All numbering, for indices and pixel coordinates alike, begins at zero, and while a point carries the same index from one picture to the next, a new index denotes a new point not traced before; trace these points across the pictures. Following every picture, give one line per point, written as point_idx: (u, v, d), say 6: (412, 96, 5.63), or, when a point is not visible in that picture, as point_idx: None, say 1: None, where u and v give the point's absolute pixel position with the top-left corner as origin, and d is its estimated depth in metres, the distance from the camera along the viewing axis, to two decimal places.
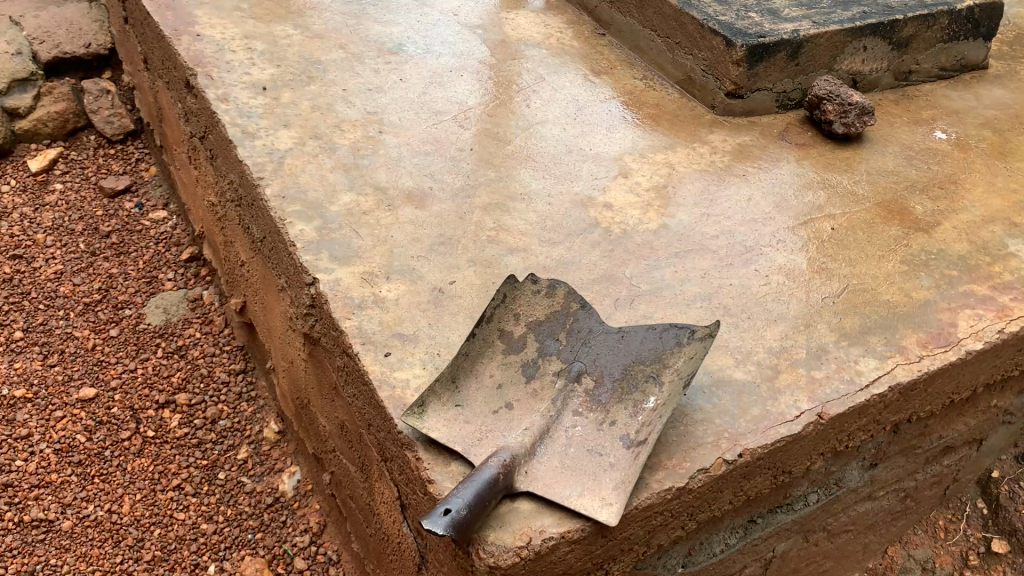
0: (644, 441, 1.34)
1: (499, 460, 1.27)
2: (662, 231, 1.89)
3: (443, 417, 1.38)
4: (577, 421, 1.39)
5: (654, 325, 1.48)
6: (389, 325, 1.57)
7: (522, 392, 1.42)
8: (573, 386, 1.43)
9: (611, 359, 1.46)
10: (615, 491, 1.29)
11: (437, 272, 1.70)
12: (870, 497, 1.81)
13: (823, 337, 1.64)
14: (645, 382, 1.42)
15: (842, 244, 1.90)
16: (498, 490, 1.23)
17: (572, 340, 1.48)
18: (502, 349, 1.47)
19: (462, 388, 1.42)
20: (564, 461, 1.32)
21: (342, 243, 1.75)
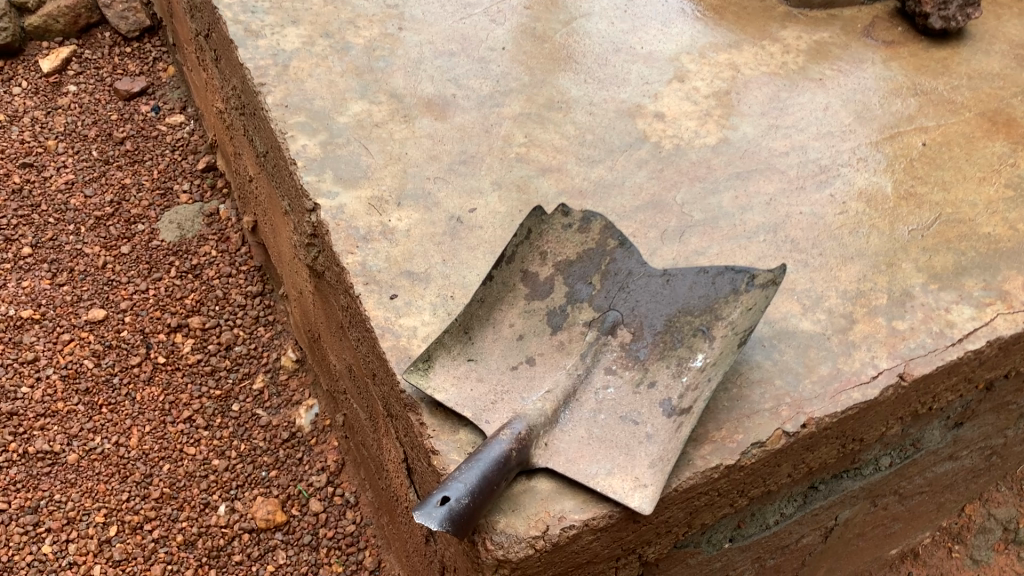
0: (688, 410, 1.14)
1: (512, 432, 1.08)
2: (722, 146, 1.63)
3: (452, 375, 1.18)
4: (610, 381, 1.18)
5: (705, 269, 1.26)
6: (397, 262, 1.37)
7: (546, 346, 1.22)
8: (607, 341, 1.22)
9: (651, 308, 1.25)
10: (650, 471, 1.09)
11: (456, 197, 1.49)
12: (951, 458, 1.58)
13: (908, 278, 1.39)
14: (693, 336, 1.21)
15: (933, 162, 1.61)
16: (509, 471, 1.05)
17: (607, 284, 1.27)
18: (525, 294, 1.25)
19: (476, 340, 1.21)
20: (591, 432, 1.13)
21: (349, 162, 1.53)
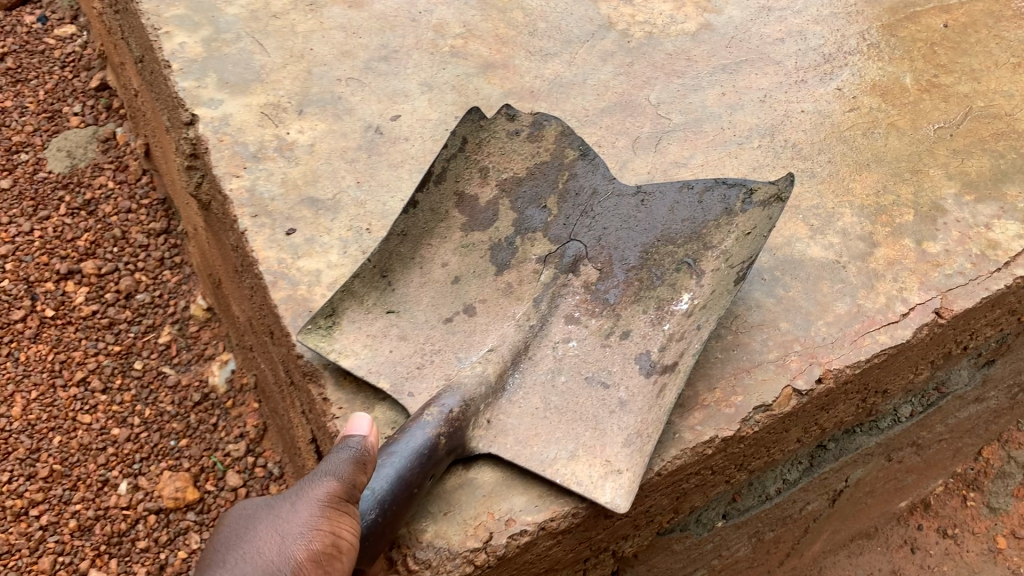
0: (673, 368, 0.87)
1: (442, 410, 0.81)
2: (703, 34, 1.33)
3: (365, 333, 0.89)
4: (573, 333, 0.91)
5: (693, 186, 0.98)
6: (297, 187, 1.07)
7: (490, 290, 0.94)
8: (568, 284, 0.95)
9: (623, 238, 0.98)
10: (624, 452, 0.83)
11: (374, 102, 1.18)
12: (977, 400, 1.34)
13: (938, 188, 1.12)
14: (676, 271, 0.94)
15: (958, 47, 1.33)
16: (437, 463, 0.78)
17: (567, 207, 0.99)
18: (462, 223, 0.96)
19: (398, 285, 0.92)
20: (548, 400, 0.86)
21: (238, 62, 1.22)
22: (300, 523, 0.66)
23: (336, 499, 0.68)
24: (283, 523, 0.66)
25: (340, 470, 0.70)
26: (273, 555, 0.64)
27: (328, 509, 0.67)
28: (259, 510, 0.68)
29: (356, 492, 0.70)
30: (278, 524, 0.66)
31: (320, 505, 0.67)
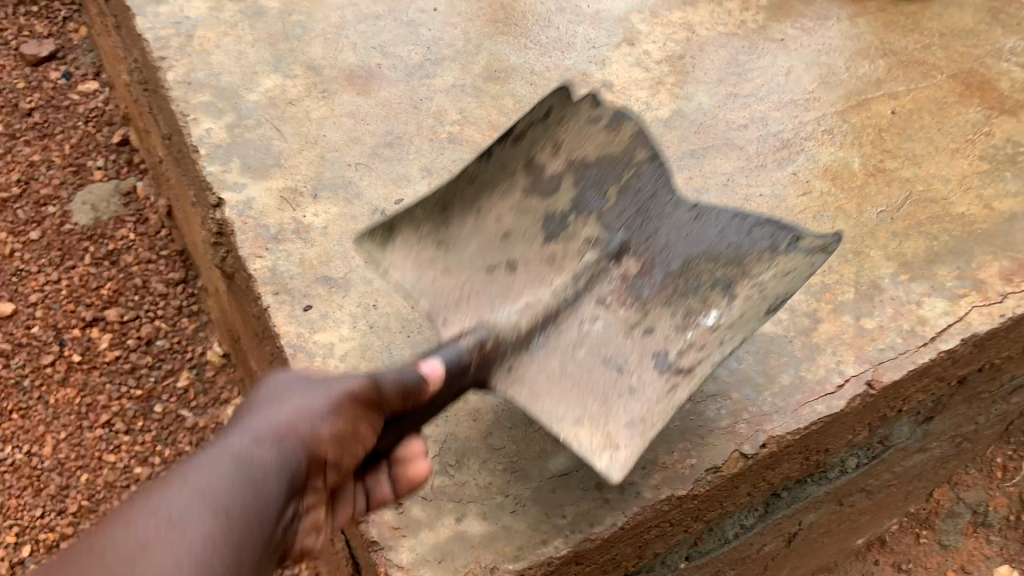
0: (688, 371, 0.99)
1: (475, 339, 0.97)
2: (675, 120, 1.48)
3: (414, 253, 1.08)
4: (602, 311, 1.05)
5: (746, 216, 1.06)
6: (313, 266, 1.22)
7: (534, 258, 1.09)
8: (612, 266, 1.09)
9: (671, 241, 1.10)
10: (628, 431, 0.95)
11: (380, 186, 1.33)
12: (921, 450, 1.49)
13: (877, 269, 1.27)
14: (709, 288, 1.05)
15: (903, 133, 1.49)
16: (463, 383, 0.94)
17: (624, 199, 1.13)
18: (525, 185, 1.12)
19: (451, 222, 1.09)
20: (567, 368, 1.00)
21: (259, 147, 1.37)
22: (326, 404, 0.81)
23: (363, 402, 0.83)
24: (312, 402, 0.82)
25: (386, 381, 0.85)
26: (299, 422, 0.80)
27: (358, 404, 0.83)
28: (300, 385, 0.84)
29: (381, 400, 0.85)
30: (308, 401, 0.82)
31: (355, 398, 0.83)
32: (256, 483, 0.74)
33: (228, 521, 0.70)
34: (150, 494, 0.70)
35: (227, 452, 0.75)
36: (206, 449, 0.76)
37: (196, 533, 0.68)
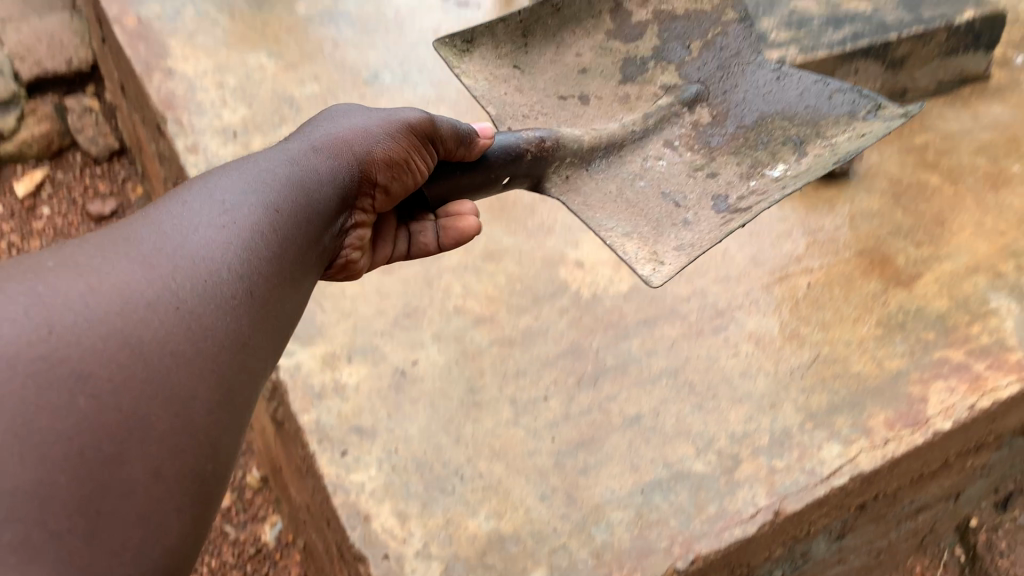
0: (738, 210, 1.56)
1: (538, 138, 1.56)
2: (633, 292, 1.86)
3: (483, 67, 1.77)
4: (670, 147, 1.71)
5: (827, 84, 1.73)
6: (347, 419, 1.59)
7: (605, 95, 1.80)
8: (687, 110, 1.76)
9: (780, 96, 1.75)
10: (676, 253, 1.51)
11: (400, 350, 1.71)
12: (841, 562, 1.81)
13: (787, 418, 1.62)
14: (780, 142, 1.68)
15: (816, 303, 1.86)
16: (522, 163, 1.54)
17: (708, 54, 1.84)
18: (609, 31, 1.90)
19: (528, 53, 1.83)
20: (632, 202, 1.60)
21: (305, 319, 1.75)
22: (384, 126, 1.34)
23: (419, 129, 1.37)
24: (374, 125, 1.34)
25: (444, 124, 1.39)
26: (368, 137, 1.32)
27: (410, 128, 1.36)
28: (361, 112, 1.37)
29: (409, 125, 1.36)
30: (369, 126, 1.34)
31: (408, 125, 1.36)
32: (315, 184, 1.19)
33: (279, 212, 1.09)
34: (210, 185, 1.08)
35: (260, 162, 1.16)
36: (237, 164, 1.16)
37: (255, 207, 1.06)
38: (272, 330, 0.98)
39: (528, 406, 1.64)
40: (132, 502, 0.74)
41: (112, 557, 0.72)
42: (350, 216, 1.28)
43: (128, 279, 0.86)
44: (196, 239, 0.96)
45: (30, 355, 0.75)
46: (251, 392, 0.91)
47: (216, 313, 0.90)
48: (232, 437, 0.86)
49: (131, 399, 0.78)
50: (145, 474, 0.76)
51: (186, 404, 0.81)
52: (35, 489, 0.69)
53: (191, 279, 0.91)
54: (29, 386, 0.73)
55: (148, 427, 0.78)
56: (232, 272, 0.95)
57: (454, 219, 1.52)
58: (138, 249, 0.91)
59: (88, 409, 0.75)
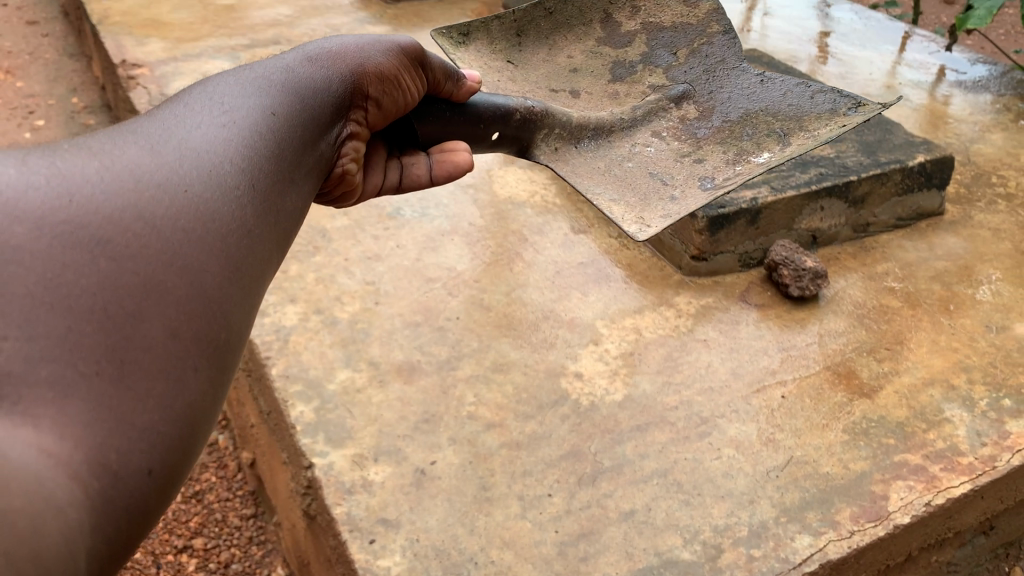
0: (720, 185, 1.88)
1: (528, 105, 1.91)
2: (626, 402, 2.10)
3: (478, 55, 2.23)
4: (658, 137, 2.06)
5: (809, 87, 2.11)
6: (375, 510, 1.80)
7: (595, 91, 2.23)
8: (674, 106, 2.15)
9: (754, 101, 2.14)
10: (655, 216, 1.82)
11: (420, 451, 1.93)
12: None
13: (764, 513, 1.83)
14: (759, 135, 2.04)
15: (789, 412, 2.09)
16: (511, 121, 1.87)
17: (689, 63, 2.27)
18: (599, 39, 2.36)
19: (521, 49, 2.30)
20: (618, 176, 1.94)
21: (336, 423, 1.99)
22: (384, 47, 1.59)
23: (412, 54, 1.62)
24: (375, 45, 1.58)
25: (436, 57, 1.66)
26: (369, 50, 1.56)
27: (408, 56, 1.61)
28: (366, 38, 1.59)
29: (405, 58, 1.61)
30: (372, 46, 1.58)
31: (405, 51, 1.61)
32: (308, 94, 1.38)
33: (274, 115, 1.26)
34: (209, 91, 1.24)
35: (255, 71, 1.33)
36: (234, 70, 1.32)
37: (251, 109, 1.23)
38: (270, 215, 1.13)
39: (534, 501, 1.84)
40: (151, 354, 0.89)
41: (136, 398, 0.86)
42: (344, 125, 1.47)
43: (143, 165, 1.02)
44: (197, 136, 1.12)
45: (58, 220, 0.90)
46: (258, 269, 1.07)
47: (220, 198, 1.06)
48: (241, 306, 1.01)
49: (147, 264, 0.93)
50: (162, 332, 0.91)
51: (192, 269, 0.97)
52: (66, 334, 0.83)
53: (198, 172, 1.07)
54: (57, 245, 0.88)
55: (163, 289, 0.93)
56: (231, 166, 1.11)
57: (447, 154, 1.73)
58: (150, 145, 1.07)
59: (111, 270, 0.90)
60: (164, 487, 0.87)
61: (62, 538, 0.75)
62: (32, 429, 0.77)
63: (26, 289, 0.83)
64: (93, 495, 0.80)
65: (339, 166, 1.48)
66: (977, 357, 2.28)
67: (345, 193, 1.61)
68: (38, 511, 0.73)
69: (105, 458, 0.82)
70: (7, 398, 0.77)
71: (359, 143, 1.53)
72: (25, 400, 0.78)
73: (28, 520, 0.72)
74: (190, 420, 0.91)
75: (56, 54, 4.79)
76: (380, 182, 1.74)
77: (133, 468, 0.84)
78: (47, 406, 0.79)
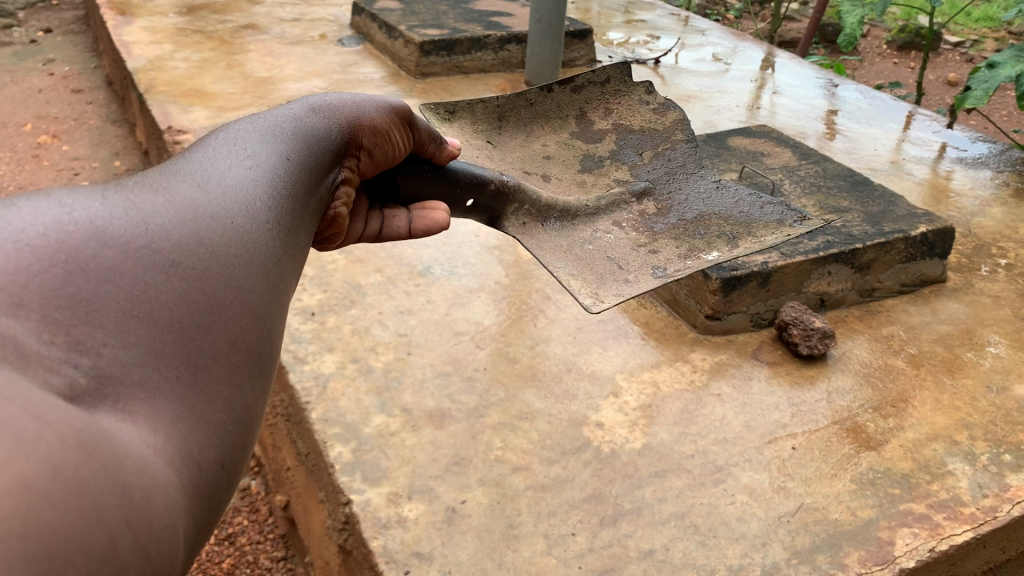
0: (674, 274, 1.97)
1: (501, 180, 2.02)
2: (645, 450, 2.22)
3: (460, 129, 2.35)
4: (618, 226, 2.16)
5: (759, 198, 2.26)
6: (409, 544, 1.91)
7: (566, 178, 2.35)
8: (636, 200, 2.26)
9: (710, 202, 2.27)
10: (609, 294, 1.89)
11: (451, 491, 2.05)
12: None
13: (777, 555, 1.94)
14: (714, 234, 2.15)
15: (800, 462, 2.21)
16: (486, 189, 1.98)
17: (653, 161, 2.42)
18: (574, 129, 2.50)
19: (500, 129, 2.42)
20: (579, 257, 2.02)
21: (373, 463, 2.11)
22: (375, 103, 1.70)
23: (403, 112, 1.74)
24: (369, 100, 1.70)
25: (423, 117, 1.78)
26: (364, 103, 1.68)
27: (397, 111, 1.73)
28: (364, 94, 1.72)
29: (396, 114, 1.73)
30: (368, 99, 1.70)
31: (395, 108, 1.73)
32: (323, 138, 1.51)
33: (295, 155, 1.39)
34: (235, 133, 1.36)
35: (270, 117, 1.44)
36: (251, 115, 1.44)
37: (276, 149, 1.36)
38: (300, 242, 1.26)
39: (559, 539, 1.95)
40: (215, 362, 0.99)
41: (208, 401, 0.96)
42: (340, 170, 1.56)
43: (193, 197, 1.13)
44: (234, 172, 1.24)
45: (136, 245, 0.99)
46: (291, 292, 1.18)
47: (261, 226, 1.18)
48: (280, 320, 1.13)
49: (208, 284, 1.03)
50: (223, 343, 1.01)
51: (244, 288, 1.08)
52: (150, 344, 0.93)
53: (242, 205, 1.18)
54: (137, 266, 0.97)
55: (222, 306, 1.03)
56: (268, 199, 1.23)
57: (427, 211, 1.86)
58: (198, 183, 1.17)
59: (181, 289, 1.00)
60: (232, 481, 0.96)
61: (168, 515, 0.83)
62: (133, 425, 0.86)
63: (119, 303, 0.92)
64: (185, 481, 0.88)
65: (330, 209, 1.57)
66: (978, 415, 2.40)
67: (335, 234, 1.70)
68: (148, 490, 0.82)
69: (190, 455, 0.91)
70: (107, 397, 0.85)
71: (350, 189, 1.61)
72: (124, 400, 0.87)
73: (142, 497, 0.81)
74: (250, 421, 1.01)
75: (100, 119, 5.05)
76: (362, 230, 1.86)
77: (211, 460, 0.93)
78: (141, 404, 0.88)
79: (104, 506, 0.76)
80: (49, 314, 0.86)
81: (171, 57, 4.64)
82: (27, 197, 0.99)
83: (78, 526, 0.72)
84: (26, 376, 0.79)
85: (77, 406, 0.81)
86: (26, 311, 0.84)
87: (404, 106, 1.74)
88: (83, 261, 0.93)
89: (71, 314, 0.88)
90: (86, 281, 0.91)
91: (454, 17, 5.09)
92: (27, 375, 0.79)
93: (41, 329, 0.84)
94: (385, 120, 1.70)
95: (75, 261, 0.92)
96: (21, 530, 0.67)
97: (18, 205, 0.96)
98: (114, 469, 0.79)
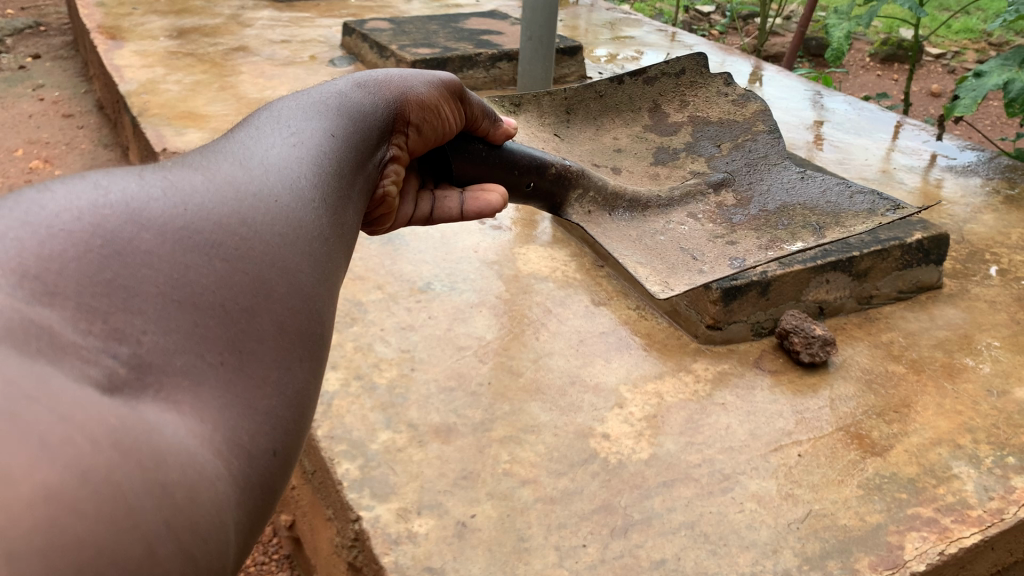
0: (754, 265, 2.18)
1: (563, 163, 2.18)
2: (652, 460, 2.22)
3: (531, 121, 2.58)
4: (692, 218, 2.38)
5: (848, 189, 2.46)
6: (421, 559, 1.91)
7: (640, 171, 2.59)
8: (714, 192, 2.51)
9: (793, 194, 2.50)
10: (679, 283, 2.07)
11: (460, 506, 2.05)
12: None
13: (788, 562, 1.94)
14: (799, 225, 2.38)
15: (806, 470, 2.21)
16: (547, 173, 2.13)
17: (730, 151, 2.69)
18: (647, 120, 2.79)
19: (569, 121, 2.67)
20: (653, 248, 2.22)
21: (381, 479, 2.11)
22: (425, 78, 1.79)
23: (453, 88, 1.84)
24: (419, 75, 1.79)
25: (475, 94, 1.89)
26: (416, 80, 1.77)
27: (445, 87, 1.82)
28: (416, 71, 1.79)
29: (445, 89, 1.82)
30: (419, 76, 1.78)
31: (445, 83, 1.82)
32: (364, 120, 1.55)
33: (335, 135, 1.42)
34: (277, 113, 1.39)
35: (313, 95, 1.48)
36: (294, 94, 1.47)
37: (317, 129, 1.38)
38: (343, 226, 1.27)
39: (570, 550, 1.95)
40: (262, 346, 1.01)
41: (255, 385, 0.98)
42: (389, 147, 1.65)
43: (236, 181, 1.15)
44: (276, 153, 1.26)
45: (177, 228, 1.00)
46: (337, 273, 1.21)
47: (303, 208, 1.19)
48: (328, 302, 1.15)
49: (252, 268, 1.05)
50: (269, 326, 1.03)
51: (288, 271, 1.09)
52: (193, 329, 0.94)
53: (285, 187, 1.20)
54: (178, 250, 0.98)
55: (267, 288, 1.05)
56: (309, 180, 1.25)
57: (480, 193, 1.95)
58: (239, 164, 1.20)
59: (223, 272, 1.01)
60: (284, 467, 0.98)
61: (214, 509, 0.84)
62: (178, 414, 0.87)
63: (159, 288, 0.93)
64: (235, 471, 0.89)
65: (380, 188, 1.66)
66: (980, 419, 2.41)
67: (383, 214, 1.80)
68: (191, 487, 0.82)
69: (241, 441, 0.92)
70: (151, 386, 0.87)
71: (398, 166, 1.70)
72: (166, 387, 0.88)
73: (185, 496, 0.81)
74: (300, 404, 1.03)
75: (91, 144, 5.04)
76: (412, 212, 1.93)
77: (261, 448, 0.94)
78: (185, 392, 0.89)
79: (141, 509, 0.76)
80: (85, 301, 0.87)
81: (163, 80, 4.65)
82: (63, 180, 1.00)
83: (110, 535, 0.72)
84: (60, 369, 0.79)
85: (116, 398, 0.82)
86: (62, 298, 0.85)
87: (454, 81, 1.82)
88: (120, 244, 0.94)
89: (110, 300, 0.89)
90: (124, 266, 0.92)
91: (444, 36, 5.12)
92: (64, 369, 0.79)
93: (77, 318, 0.85)
94: (433, 97, 1.78)
95: (111, 245, 0.93)
96: (45, 546, 0.67)
97: (54, 188, 0.97)
98: (151, 468, 0.79)
